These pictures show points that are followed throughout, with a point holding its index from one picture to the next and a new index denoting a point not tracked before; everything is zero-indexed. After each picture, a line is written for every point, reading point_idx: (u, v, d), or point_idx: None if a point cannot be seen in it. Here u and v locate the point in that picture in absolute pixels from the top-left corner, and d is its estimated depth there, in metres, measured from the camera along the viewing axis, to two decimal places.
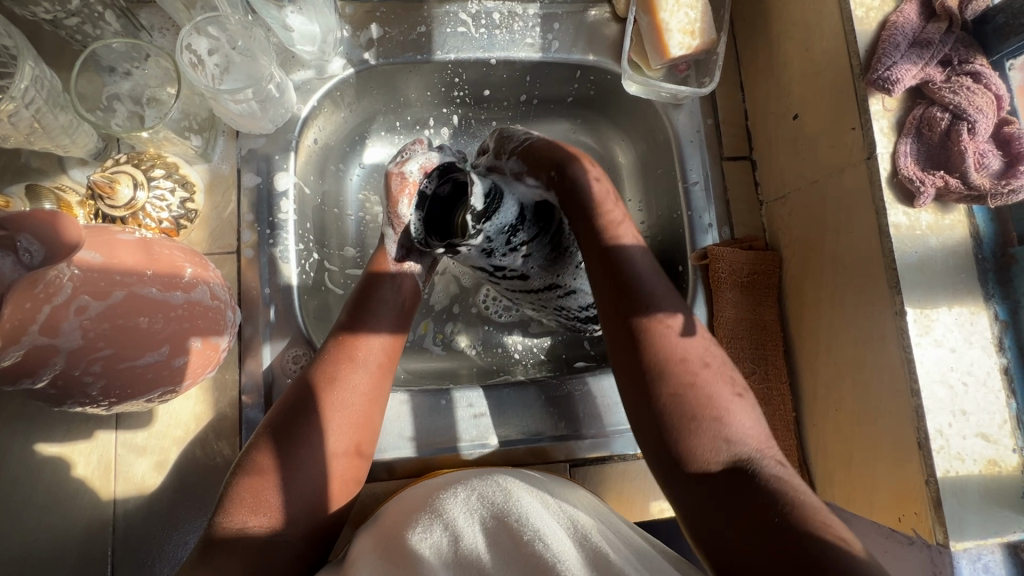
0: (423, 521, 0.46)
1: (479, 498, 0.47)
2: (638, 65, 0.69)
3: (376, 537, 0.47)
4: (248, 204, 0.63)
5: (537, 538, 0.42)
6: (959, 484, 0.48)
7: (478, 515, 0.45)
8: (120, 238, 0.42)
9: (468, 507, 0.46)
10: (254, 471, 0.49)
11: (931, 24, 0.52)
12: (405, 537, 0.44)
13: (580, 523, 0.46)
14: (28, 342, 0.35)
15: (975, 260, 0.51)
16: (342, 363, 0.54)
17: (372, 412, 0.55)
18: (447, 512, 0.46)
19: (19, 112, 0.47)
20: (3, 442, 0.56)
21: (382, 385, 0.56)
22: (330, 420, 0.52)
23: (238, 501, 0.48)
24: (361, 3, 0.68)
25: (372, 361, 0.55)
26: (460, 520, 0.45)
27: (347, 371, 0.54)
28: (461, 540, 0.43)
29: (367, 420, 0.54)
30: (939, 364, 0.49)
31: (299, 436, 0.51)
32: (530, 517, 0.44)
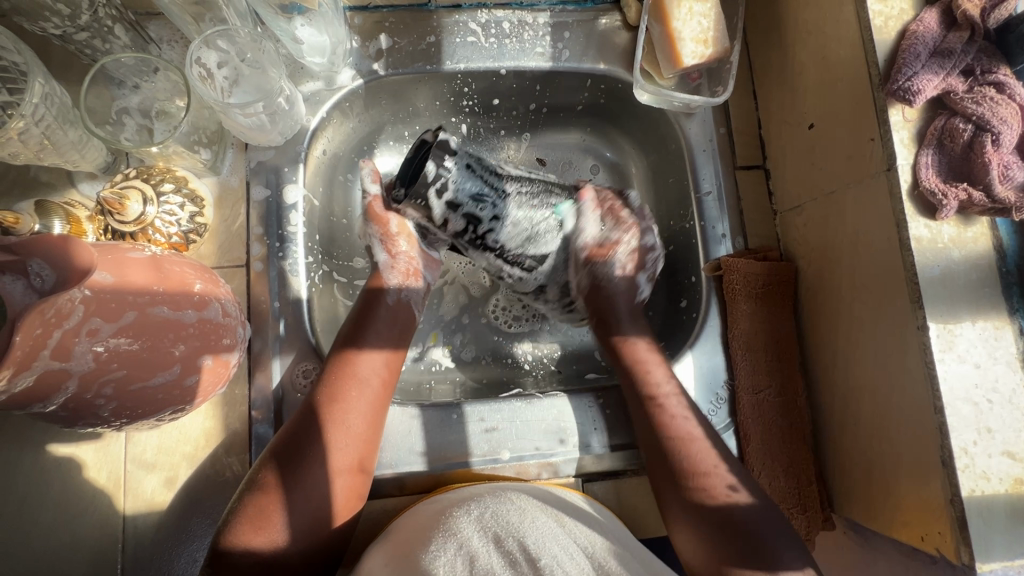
0: (435, 539, 0.45)
1: (493, 516, 0.47)
2: (649, 74, 0.68)
3: (388, 553, 0.46)
4: (257, 217, 0.63)
5: (555, 563, 0.43)
6: (985, 503, 0.46)
7: (492, 534, 0.45)
8: (131, 257, 0.41)
9: (479, 527, 0.46)
10: (258, 492, 0.49)
11: (952, 33, 0.51)
12: (416, 556, 0.44)
13: (599, 546, 0.46)
14: (39, 368, 0.34)
15: (998, 274, 0.50)
16: (343, 380, 0.55)
17: (373, 427, 0.55)
18: (459, 531, 0.45)
19: (29, 129, 0.46)
20: (12, 459, 0.56)
21: (381, 400, 0.56)
22: (331, 437, 0.52)
23: (241, 522, 0.48)
24: (370, 14, 0.68)
25: (370, 377, 0.56)
26: (473, 539, 0.45)
27: (346, 387, 0.55)
28: (475, 561, 0.43)
29: (367, 436, 0.54)
30: (963, 381, 0.48)
31: (300, 456, 0.51)
32: (545, 540, 0.45)
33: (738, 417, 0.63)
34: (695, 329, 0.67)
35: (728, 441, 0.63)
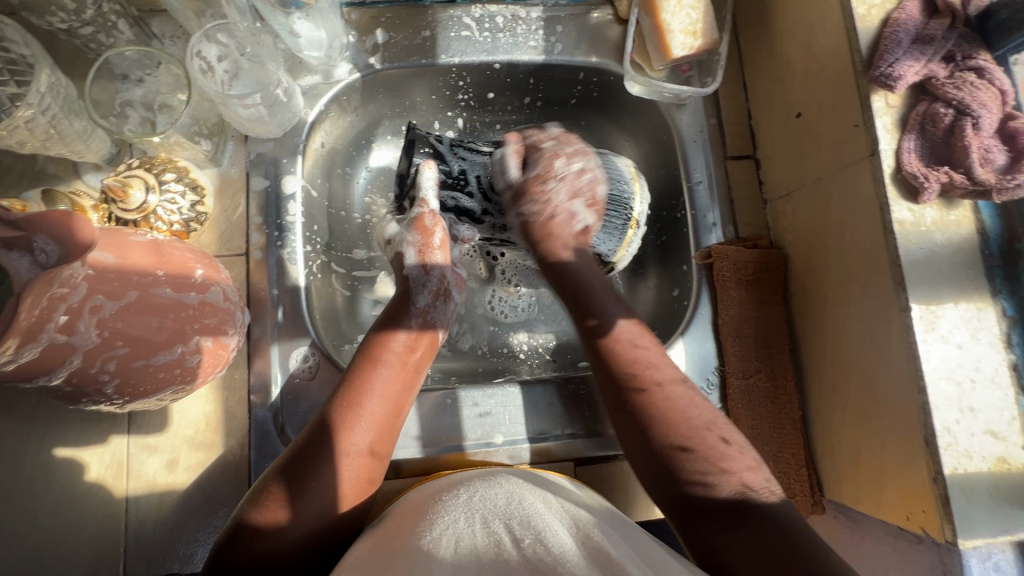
0: (424, 521, 0.46)
1: (480, 500, 0.47)
2: (640, 66, 0.69)
3: (374, 541, 0.46)
4: (256, 207, 0.64)
5: (538, 542, 0.42)
6: (967, 481, 0.47)
7: (479, 515, 0.45)
8: (133, 240, 0.43)
9: (467, 506, 0.46)
10: (273, 479, 0.50)
11: (934, 20, 0.52)
12: (407, 537, 0.44)
13: (587, 523, 0.46)
14: (46, 340, 0.35)
15: (981, 256, 0.51)
16: (369, 365, 0.56)
17: (392, 414, 0.55)
18: (446, 511, 0.46)
19: (36, 119, 0.48)
20: (20, 441, 0.58)
21: (403, 388, 0.57)
22: (350, 423, 0.53)
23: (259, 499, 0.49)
24: (367, 9, 0.69)
25: (393, 363, 0.57)
26: (459, 523, 0.44)
27: (369, 373, 0.56)
28: (461, 542, 0.42)
29: (387, 423, 0.55)
30: (946, 360, 0.49)
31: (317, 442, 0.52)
32: (532, 520, 0.44)
33: (728, 402, 0.64)
34: (685, 316, 0.67)
35: None
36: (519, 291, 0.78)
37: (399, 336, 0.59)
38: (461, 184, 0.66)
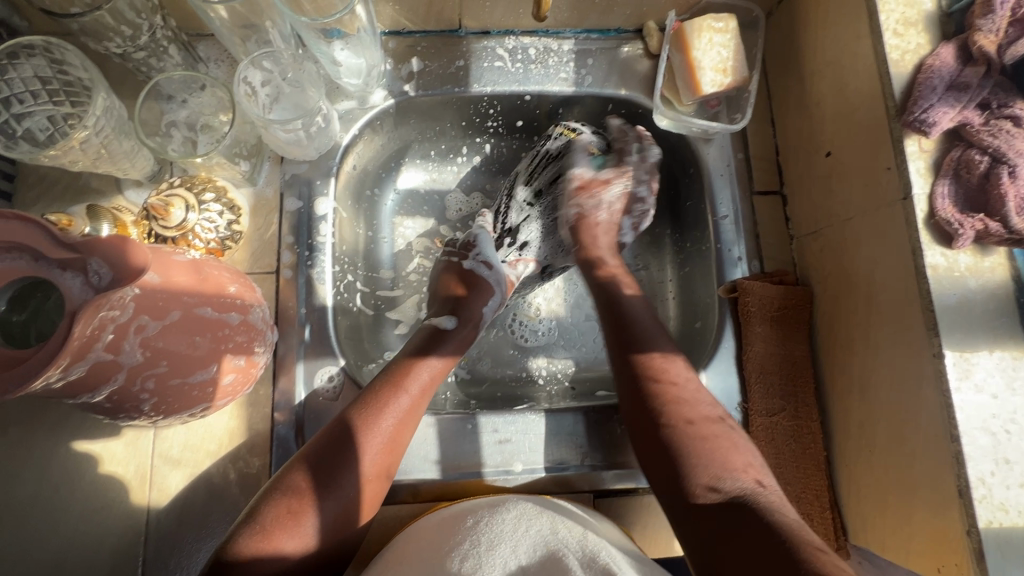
0: (437, 547, 0.45)
1: (489, 523, 0.47)
2: (669, 100, 0.71)
3: (387, 566, 0.46)
4: (288, 227, 0.66)
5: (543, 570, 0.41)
6: (1003, 536, 0.46)
7: (484, 538, 0.45)
8: (176, 261, 0.43)
9: (478, 530, 0.46)
10: (276, 495, 0.46)
11: (968, 68, 0.52)
12: (419, 563, 0.44)
13: (595, 548, 0.44)
14: (93, 358, 0.36)
15: (1017, 305, 0.50)
16: (393, 385, 0.54)
17: (401, 433, 0.53)
18: (460, 537, 0.45)
19: (89, 139, 0.50)
20: (46, 449, 0.58)
21: (415, 404, 0.54)
22: (360, 441, 0.50)
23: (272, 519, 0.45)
24: (404, 38, 0.71)
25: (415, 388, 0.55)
26: (466, 548, 0.44)
27: (392, 395, 0.53)
28: (467, 561, 0.42)
29: (401, 448, 0.53)
30: (980, 410, 0.48)
31: (325, 458, 0.48)
32: (538, 547, 0.44)
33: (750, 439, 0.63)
34: (709, 349, 0.67)
35: None
36: (540, 316, 0.78)
37: (410, 356, 0.58)
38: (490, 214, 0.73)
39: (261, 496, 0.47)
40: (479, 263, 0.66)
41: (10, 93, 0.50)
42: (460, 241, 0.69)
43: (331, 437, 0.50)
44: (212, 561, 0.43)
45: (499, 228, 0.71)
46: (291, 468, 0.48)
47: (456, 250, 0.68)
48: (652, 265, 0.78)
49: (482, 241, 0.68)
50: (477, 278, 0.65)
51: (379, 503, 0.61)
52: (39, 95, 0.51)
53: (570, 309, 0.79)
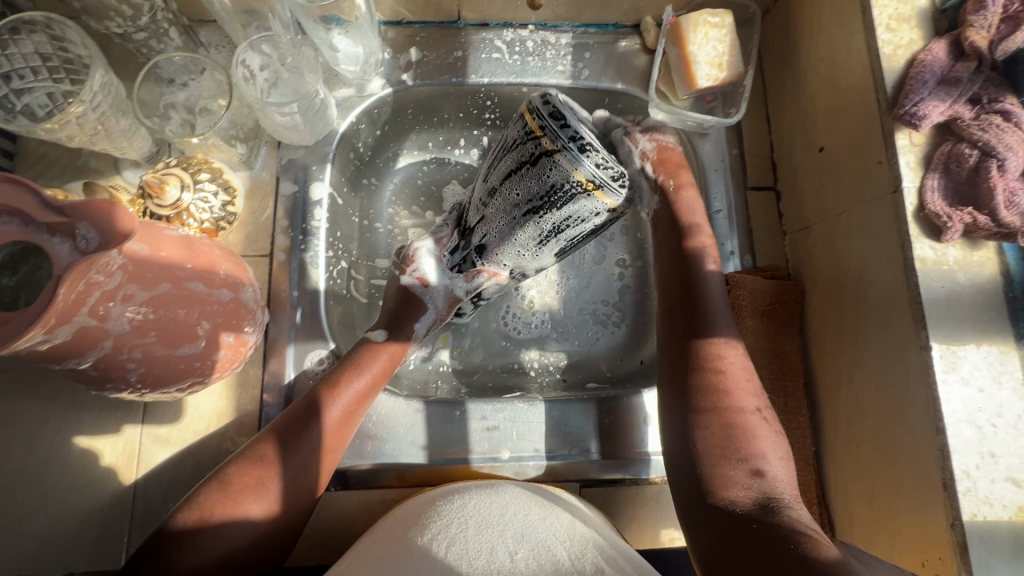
0: (423, 525, 0.45)
1: (476, 506, 0.47)
2: (665, 95, 0.71)
3: (369, 545, 0.46)
4: (283, 211, 0.66)
5: (532, 559, 0.40)
6: (986, 529, 0.46)
7: (472, 521, 0.44)
8: (166, 234, 0.44)
9: (463, 512, 0.46)
10: (240, 460, 0.48)
11: (959, 63, 0.52)
12: (401, 542, 0.44)
13: (583, 545, 0.45)
14: (78, 323, 0.37)
15: (1005, 299, 0.50)
16: (350, 366, 0.56)
17: (358, 409, 0.55)
18: (446, 517, 0.45)
19: (86, 115, 0.51)
20: (36, 424, 0.59)
21: (373, 384, 0.56)
22: (321, 417, 0.51)
23: (225, 487, 0.46)
24: (403, 28, 0.72)
25: (371, 369, 0.56)
26: (456, 530, 0.43)
27: (347, 374, 0.55)
28: (454, 546, 0.42)
29: (352, 425, 0.54)
30: (966, 403, 0.48)
31: (288, 430, 0.50)
32: (527, 533, 0.43)
33: None
34: None
35: None
36: (533, 308, 0.78)
37: (373, 342, 0.58)
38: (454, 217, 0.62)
39: (228, 460, 0.49)
40: (416, 281, 0.62)
41: (10, 68, 0.51)
42: (404, 251, 0.65)
43: (295, 411, 0.52)
44: (176, 515, 0.45)
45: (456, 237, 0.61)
46: (250, 440, 0.50)
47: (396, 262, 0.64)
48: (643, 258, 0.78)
49: (422, 257, 0.62)
50: (411, 299, 0.62)
51: (365, 487, 0.61)
52: (39, 71, 0.52)
53: (563, 301, 0.79)
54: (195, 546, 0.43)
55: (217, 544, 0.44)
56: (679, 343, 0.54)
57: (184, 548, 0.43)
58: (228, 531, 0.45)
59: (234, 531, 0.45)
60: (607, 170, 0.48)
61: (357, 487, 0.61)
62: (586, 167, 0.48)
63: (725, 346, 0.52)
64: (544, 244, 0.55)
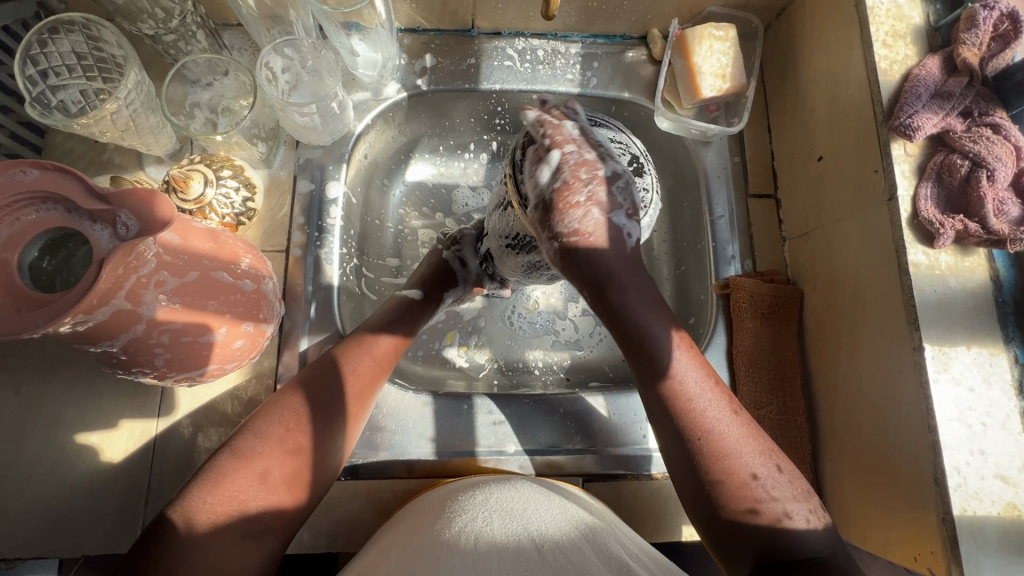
0: (444, 518, 0.47)
1: (496, 502, 0.48)
2: (670, 104, 0.74)
3: (392, 539, 0.48)
4: (300, 208, 0.68)
5: (558, 548, 0.42)
6: (976, 524, 0.47)
7: (495, 515, 0.46)
8: (193, 225, 0.46)
9: (485, 507, 0.47)
10: (264, 444, 0.46)
11: (952, 78, 0.55)
12: (424, 534, 0.45)
13: (600, 533, 0.46)
14: (115, 305, 0.39)
15: (995, 304, 0.52)
16: (358, 353, 0.56)
17: (366, 398, 0.55)
18: (466, 510, 0.47)
19: (119, 111, 0.53)
20: (57, 409, 0.61)
21: (378, 372, 0.56)
22: (344, 406, 0.52)
23: (240, 474, 0.44)
24: (419, 36, 0.75)
25: (378, 357, 0.57)
26: (477, 521, 0.45)
27: (357, 363, 0.55)
28: (479, 536, 0.43)
29: (360, 414, 0.54)
30: (957, 402, 0.50)
31: (313, 417, 0.49)
32: (550, 525, 0.45)
33: None
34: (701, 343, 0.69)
35: None
36: (538, 309, 0.80)
37: (381, 331, 0.59)
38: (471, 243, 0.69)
39: (247, 444, 0.46)
40: (457, 258, 0.69)
41: (47, 65, 0.53)
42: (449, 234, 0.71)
43: (316, 397, 0.51)
44: (199, 505, 0.42)
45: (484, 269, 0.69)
46: (259, 426, 0.48)
47: (442, 241, 0.71)
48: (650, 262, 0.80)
49: (466, 239, 0.69)
50: (450, 273, 0.68)
51: (374, 477, 0.63)
52: (74, 70, 0.55)
53: (567, 302, 0.81)
54: (233, 537, 0.42)
55: (255, 533, 0.43)
56: (641, 371, 0.48)
57: (222, 539, 0.41)
58: (246, 519, 0.43)
59: (253, 519, 0.43)
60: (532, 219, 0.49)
61: (367, 478, 0.62)
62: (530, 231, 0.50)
63: (672, 355, 0.47)
64: (532, 270, 0.60)
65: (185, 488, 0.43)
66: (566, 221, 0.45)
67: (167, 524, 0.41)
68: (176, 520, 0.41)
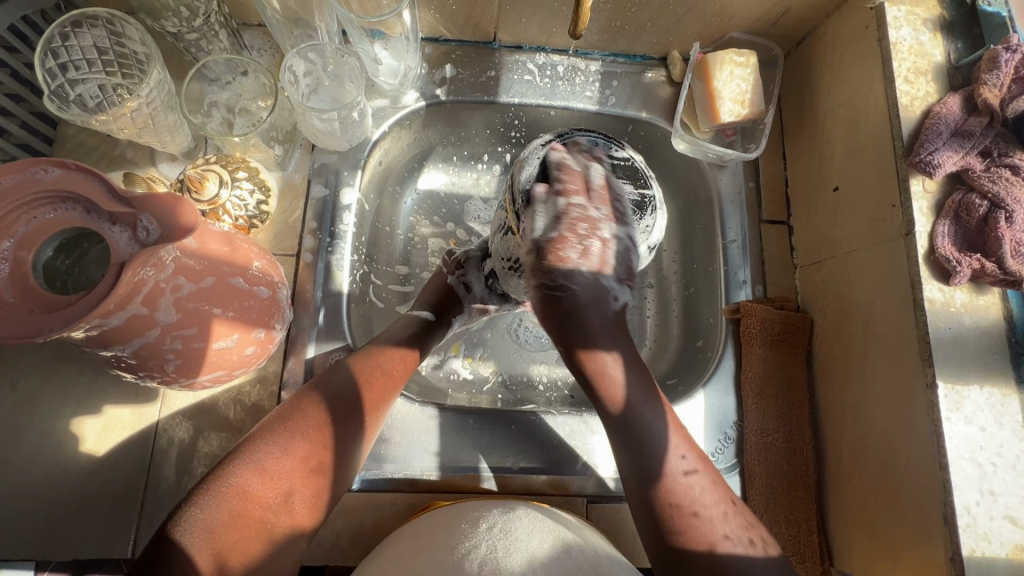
0: (444, 546, 0.45)
1: (501, 530, 0.46)
2: (687, 126, 0.74)
3: (391, 562, 0.46)
4: (312, 213, 0.68)
5: None
6: (984, 564, 0.47)
7: (501, 543, 0.44)
8: (210, 229, 0.45)
9: (491, 534, 0.45)
10: (280, 457, 0.45)
11: (973, 117, 0.55)
12: (427, 562, 0.44)
13: (603, 570, 0.45)
14: (131, 310, 0.39)
15: (1008, 343, 0.52)
16: (373, 368, 0.55)
17: (380, 413, 0.54)
18: (468, 539, 0.45)
19: (139, 109, 0.52)
20: (55, 407, 0.59)
21: (393, 386, 0.56)
22: (363, 420, 0.52)
23: (256, 489, 0.43)
24: (440, 45, 0.75)
25: (391, 373, 0.56)
26: (481, 549, 0.44)
27: (372, 378, 0.54)
28: (484, 567, 0.41)
29: (373, 428, 0.54)
30: (969, 441, 0.50)
31: (335, 431, 0.49)
32: (549, 559, 0.44)
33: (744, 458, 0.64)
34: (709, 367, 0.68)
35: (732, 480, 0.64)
36: None
37: (395, 346, 0.59)
38: (472, 264, 0.68)
39: (267, 455, 0.45)
40: (461, 283, 0.68)
41: (67, 59, 0.53)
42: (454, 255, 0.69)
43: (338, 409, 0.50)
44: (218, 517, 0.41)
45: (489, 290, 0.68)
46: (274, 436, 0.46)
47: (446, 264, 0.69)
48: (657, 284, 0.78)
49: (470, 263, 0.68)
50: (455, 299, 0.67)
51: (377, 490, 0.62)
52: (93, 64, 0.54)
53: None
54: (254, 553, 0.41)
55: (278, 549, 0.43)
56: (608, 387, 0.52)
57: (244, 555, 0.41)
58: (263, 536, 0.42)
59: (270, 536, 0.42)
60: (557, 273, 0.51)
61: (369, 490, 0.61)
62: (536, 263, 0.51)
63: (608, 362, 0.52)
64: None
65: (199, 500, 0.41)
66: (570, 257, 0.50)
67: (180, 542, 0.39)
68: (189, 538, 0.39)
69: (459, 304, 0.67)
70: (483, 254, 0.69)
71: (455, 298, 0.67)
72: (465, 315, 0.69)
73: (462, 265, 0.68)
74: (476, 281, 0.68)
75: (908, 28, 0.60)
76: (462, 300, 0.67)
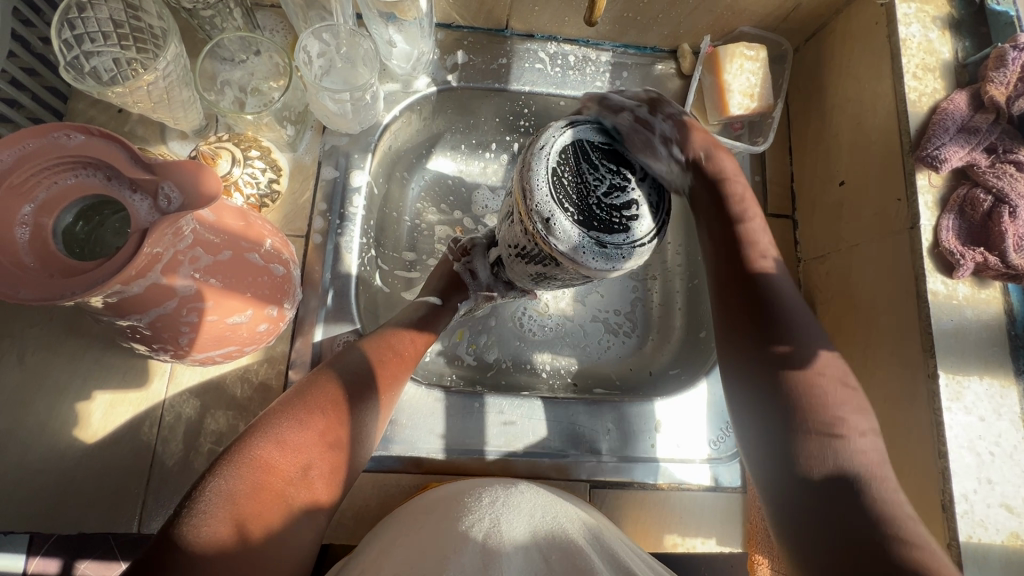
0: (452, 516, 0.46)
1: (508, 504, 0.47)
2: (695, 119, 0.75)
3: (398, 533, 0.47)
4: (323, 195, 0.68)
5: (566, 555, 0.42)
6: (981, 551, 0.48)
7: (509, 518, 0.45)
8: (227, 204, 0.46)
9: (497, 508, 0.46)
10: (299, 432, 0.45)
11: (979, 114, 0.56)
12: (434, 532, 0.44)
13: (616, 546, 0.46)
14: (151, 279, 0.39)
15: (1008, 336, 0.54)
16: (385, 350, 0.56)
17: (393, 394, 0.55)
18: (476, 510, 0.46)
19: (156, 83, 0.53)
20: (61, 381, 0.59)
21: (405, 367, 0.56)
22: (377, 399, 0.52)
23: (275, 463, 0.43)
24: (452, 31, 0.75)
25: (405, 355, 0.57)
26: (488, 522, 0.44)
27: (385, 359, 0.55)
28: (492, 539, 0.42)
29: (386, 410, 0.54)
30: (968, 430, 0.51)
31: (350, 409, 0.49)
32: (560, 531, 0.45)
33: None
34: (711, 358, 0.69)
35: (729, 467, 0.67)
36: (549, 312, 0.80)
37: (405, 328, 0.59)
38: (478, 252, 0.68)
39: (287, 429, 0.45)
40: (468, 271, 0.68)
41: (83, 31, 0.53)
42: (461, 243, 0.70)
43: (353, 387, 0.51)
44: (240, 490, 0.41)
45: (495, 278, 0.68)
46: (292, 413, 0.46)
47: (452, 251, 0.70)
48: (661, 278, 0.82)
49: (477, 250, 0.68)
50: (462, 286, 0.67)
51: (382, 471, 0.62)
52: (109, 37, 0.54)
53: (577, 305, 0.81)
54: (275, 523, 0.41)
55: (298, 522, 0.43)
56: (759, 350, 0.47)
57: (266, 525, 0.41)
58: (284, 510, 0.42)
59: (291, 509, 0.42)
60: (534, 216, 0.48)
61: (375, 471, 0.62)
62: (543, 191, 0.46)
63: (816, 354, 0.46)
64: (540, 281, 0.59)
65: (221, 471, 0.42)
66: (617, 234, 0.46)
67: (202, 512, 0.39)
68: (212, 509, 0.39)
69: (465, 292, 0.67)
70: (489, 241, 0.68)
71: (462, 285, 0.67)
72: (471, 304, 0.69)
73: (467, 253, 0.68)
74: (481, 270, 0.68)
75: (917, 25, 0.61)
76: (470, 289, 0.68)
